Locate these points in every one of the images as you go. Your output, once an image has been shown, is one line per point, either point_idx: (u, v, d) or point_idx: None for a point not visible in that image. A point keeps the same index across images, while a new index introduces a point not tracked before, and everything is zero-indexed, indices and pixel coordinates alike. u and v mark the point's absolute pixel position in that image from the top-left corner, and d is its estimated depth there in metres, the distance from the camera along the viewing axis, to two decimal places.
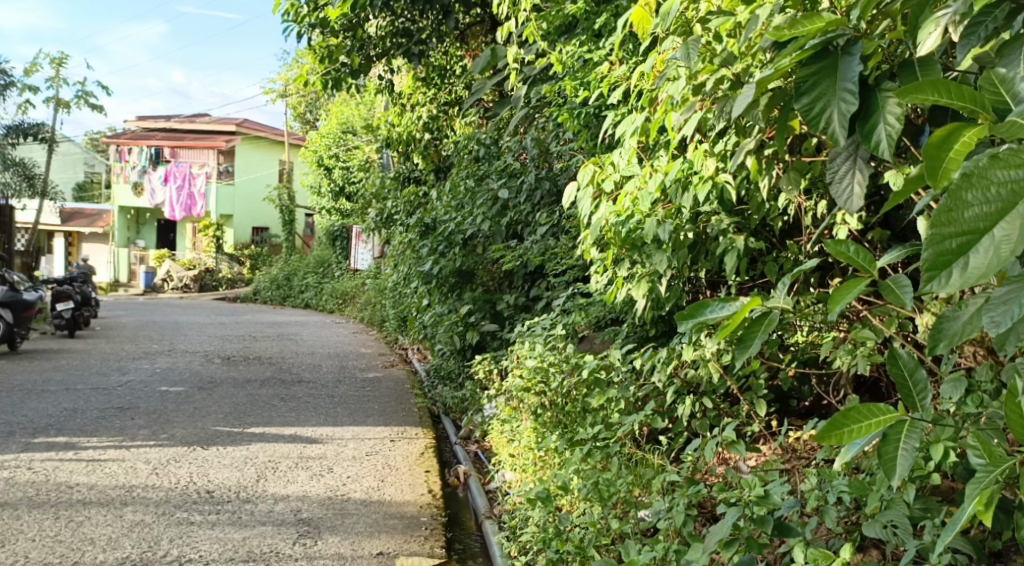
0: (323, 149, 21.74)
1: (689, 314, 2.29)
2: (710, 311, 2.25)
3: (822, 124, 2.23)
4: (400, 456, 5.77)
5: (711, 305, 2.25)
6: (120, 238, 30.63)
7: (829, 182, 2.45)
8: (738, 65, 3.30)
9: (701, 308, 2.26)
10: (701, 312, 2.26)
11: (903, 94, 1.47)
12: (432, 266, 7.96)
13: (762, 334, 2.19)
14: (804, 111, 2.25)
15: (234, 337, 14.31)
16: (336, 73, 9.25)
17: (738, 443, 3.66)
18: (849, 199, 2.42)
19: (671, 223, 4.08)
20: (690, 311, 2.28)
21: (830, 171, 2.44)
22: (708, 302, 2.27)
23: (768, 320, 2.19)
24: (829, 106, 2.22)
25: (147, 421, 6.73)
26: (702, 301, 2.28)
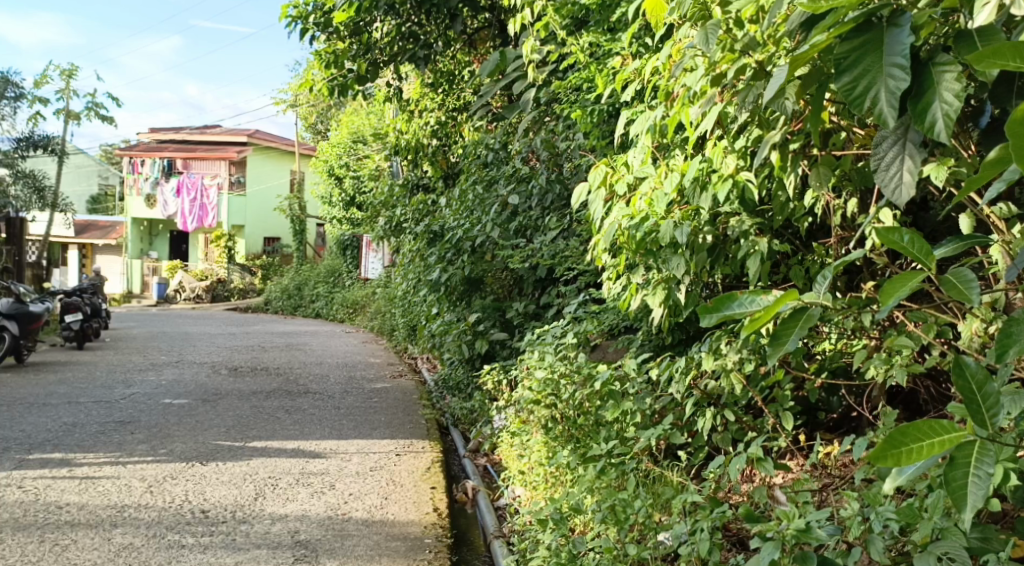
0: (334, 158, 21.56)
1: (713, 307, 2.08)
2: (737, 304, 2.05)
3: (867, 104, 2.01)
4: (406, 472, 5.52)
5: (739, 298, 2.05)
6: (131, 250, 30.54)
7: (875, 170, 2.22)
8: (761, 52, 3.06)
9: (727, 301, 2.06)
10: (728, 305, 2.06)
11: (977, 61, 1.44)
12: (441, 274, 7.73)
13: (798, 332, 1.99)
14: (845, 91, 2.04)
15: (242, 348, 14.11)
16: (342, 79, 9.00)
17: (766, 460, 3.46)
18: (898, 188, 2.19)
19: (689, 225, 3.82)
20: (715, 304, 2.07)
21: (875, 158, 2.22)
22: (734, 294, 2.07)
23: (805, 316, 2.00)
24: (874, 84, 2.00)
25: (146, 436, 6.52)
26: (727, 293, 2.08)
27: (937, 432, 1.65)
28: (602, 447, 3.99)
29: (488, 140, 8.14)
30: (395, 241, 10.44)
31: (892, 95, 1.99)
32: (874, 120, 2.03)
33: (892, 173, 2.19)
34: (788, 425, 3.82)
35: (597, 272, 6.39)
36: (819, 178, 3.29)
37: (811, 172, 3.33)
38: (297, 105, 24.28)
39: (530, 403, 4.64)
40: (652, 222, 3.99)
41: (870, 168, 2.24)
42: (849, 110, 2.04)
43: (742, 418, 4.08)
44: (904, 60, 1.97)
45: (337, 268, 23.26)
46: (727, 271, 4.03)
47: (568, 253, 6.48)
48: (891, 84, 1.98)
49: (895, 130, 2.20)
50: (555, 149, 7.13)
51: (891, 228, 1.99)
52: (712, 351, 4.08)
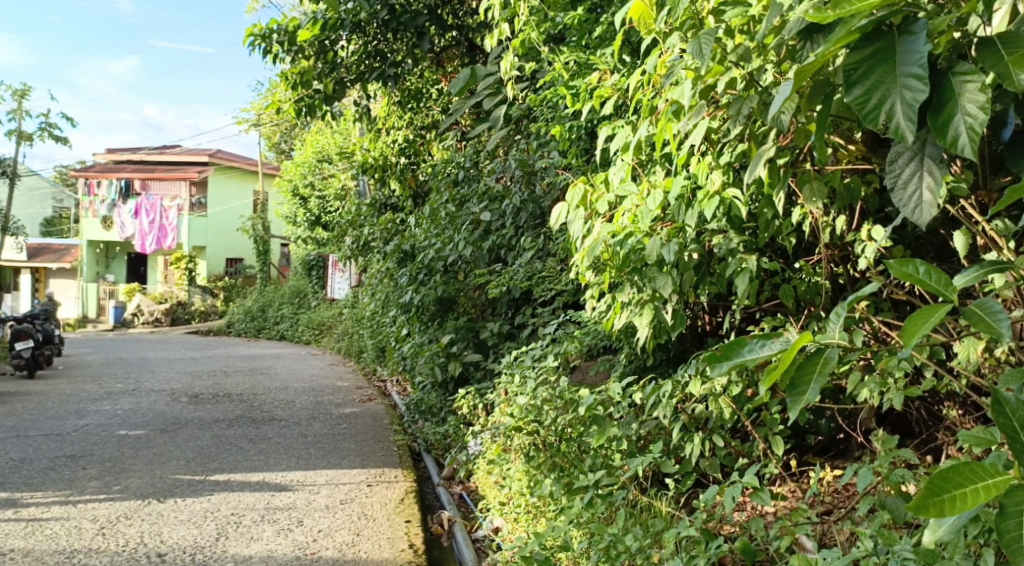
0: (299, 178, 21.19)
1: (722, 354, 1.91)
2: (748, 351, 1.89)
3: (882, 119, 1.81)
4: (378, 504, 5.26)
5: (750, 343, 1.89)
6: (88, 273, 29.79)
7: (891, 189, 2.08)
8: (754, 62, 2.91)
9: (737, 347, 1.90)
10: (738, 352, 1.89)
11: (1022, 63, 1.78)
12: (412, 295, 7.49)
13: (818, 376, 1.80)
14: (857, 106, 1.83)
15: (204, 374, 13.70)
16: (310, 99, 8.62)
17: (763, 490, 3.16)
18: (917, 208, 2.03)
19: (676, 242, 3.66)
20: (724, 351, 1.90)
21: (891, 176, 2.08)
22: (744, 339, 1.91)
23: (823, 359, 1.81)
24: (889, 96, 1.80)
25: (100, 471, 6.19)
26: (737, 339, 1.91)
27: (981, 478, 1.60)
28: (589, 477, 3.79)
29: (459, 159, 7.95)
30: (363, 261, 10.17)
31: (910, 107, 1.79)
32: (891, 135, 1.83)
33: (910, 192, 2.05)
34: (777, 450, 3.65)
35: (574, 291, 6.21)
36: (813, 196, 3.11)
37: (804, 187, 3.15)
38: (260, 125, 23.97)
39: (510, 430, 4.43)
40: (636, 240, 3.82)
41: (886, 187, 2.10)
42: (863, 126, 1.83)
43: (731, 441, 3.90)
44: (921, 69, 1.77)
45: (303, 290, 22.83)
46: (715, 291, 3.86)
47: (546, 274, 6.32)
48: (907, 96, 1.78)
49: (910, 146, 2.06)
50: (528, 166, 6.98)
51: (906, 260, 1.81)
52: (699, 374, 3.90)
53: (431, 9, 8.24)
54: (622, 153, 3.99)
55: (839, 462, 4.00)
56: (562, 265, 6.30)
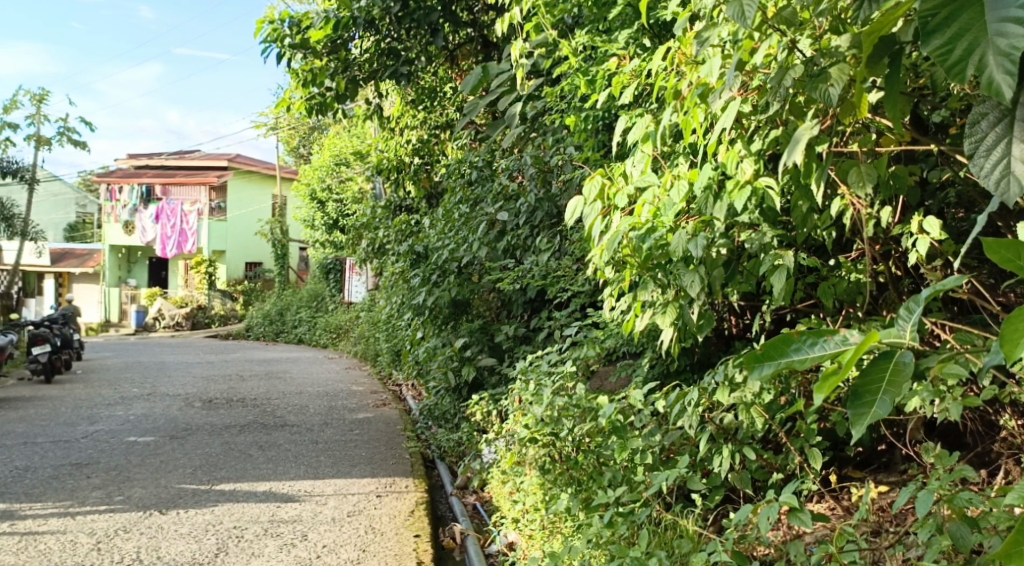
0: (317, 182, 21.05)
1: (765, 354, 1.64)
2: (796, 350, 1.63)
3: (970, 73, 1.56)
4: (387, 516, 5.01)
5: (799, 343, 1.62)
6: (109, 278, 29.84)
7: (972, 157, 1.82)
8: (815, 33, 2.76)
9: (783, 347, 1.63)
10: (785, 353, 1.63)
11: None
12: (425, 297, 7.24)
13: (890, 387, 1.53)
14: (938, 57, 1.58)
15: (219, 378, 13.56)
16: (321, 97, 8.42)
17: (802, 510, 2.86)
18: (1005, 180, 1.77)
19: (704, 237, 3.39)
20: (768, 351, 1.63)
21: (974, 141, 1.81)
22: (791, 337, 1.64)
23: (897, 364, 1.54)
24: (978, 45, 1.56)
25: (103, 480, 5.99)
26: (783, 335, 1.64)
27: None
28: (609, 494, 3.53)
29: (472, 158, 7.73)
30: (378, 263, 9.96)
31: (1005, 57, 1.54)
32: (982, 91, 1.57)
33: (995, 157, 1.79)
34: (815, 465, 3.41)
35: (593, 292, 5.96)
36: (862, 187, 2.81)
37: (849, 173, 2.86)
38: (277, 128, 23.89)
39: (525, 441, 4.16)
40: (659, 235, 3.56)
41: (966, 155, 1.84)
42: (945, 81, 1.58)
43: (763, 454, 3.63)
44: (1021, 12, 1.52)
45: (320, 293, 22.68)
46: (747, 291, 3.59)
47: (562, 274, 6.09)
48: (1002, 44, 1.54)
49: (995, 105, 1.79)
50: (543, 163, 6.76)
51: (1006, 242, 1.50)
52: (730, 381, 3.63)
53: (445, 5, 7.96)
54: (643, 143, 3.78)
55: (881, 476, 3.71)
56: (578, 264, 6.06)
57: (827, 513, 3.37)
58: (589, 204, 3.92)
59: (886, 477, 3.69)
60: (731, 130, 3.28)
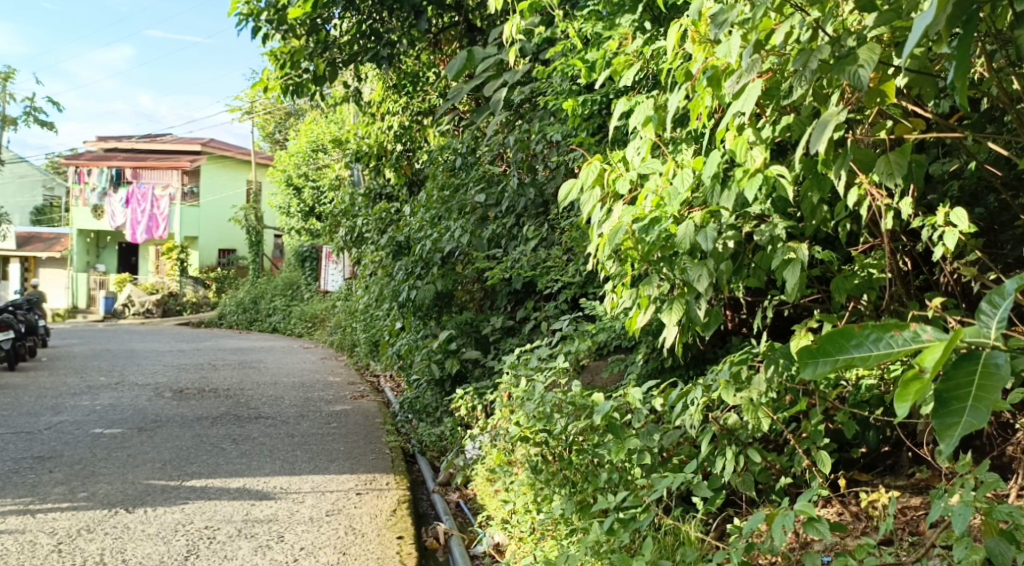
0: (293, 168, 20.67)
1: (821, 349, 1.60)
2: (857, 346, 1.57)
3: None
4: (368, 516, 4.80)
5: (860, 338, 1.56)
6: (78, 263, 29.19)
7: None
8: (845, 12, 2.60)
9: (842, 342, 1.58)
10: (844, 349, 1.57)
11: None
12: (407, 287, 6.99)
13: (979, 391, 1.42)
14: None
15: (191, 367, 13.22)
16: (297, 78, 8.23)
17: (819, 520, 2.68)
18: None
19: (713, 229, 3.19)
20: (824, 346, 1.59)
21: None
22: (852, 331, 1.57)
23: (985, 369, 1.43)
24: None
25: (67, 475, 5.70)
26: (844, 329, 1.58)
27: None
28: (609, 498, 3.33)
29: (456, 145, 7.51)
30: (356, 253, 9.69)
31: None
32: None
33: None
34: (825, 469, 3.25)
35: (583, 284, 5.75)
36: (891, 180, 2.57)
37: (874, 163, 2.63)
38: (252, 112, 23.41)
39: (516, 441, 3.95)
40: (662, 227, 3.34)
41: None
42: None
43: (768, 456, 3.44)
44: None
45: (295, 281, 22.31)
46: (755, 285, 3.39)
47: (551, 265, 5.94)
48: None
49: None
50: (531, 151, 6.54)
51: None
52: (735, 380, 3.44)
53: None
54: (644, 129, 3.62)
55: (889, 480, 3.55)
56: (568, 254, 5.88)
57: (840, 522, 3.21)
58: (587, 190, 3.72)
59: (894, 481, 3.52)
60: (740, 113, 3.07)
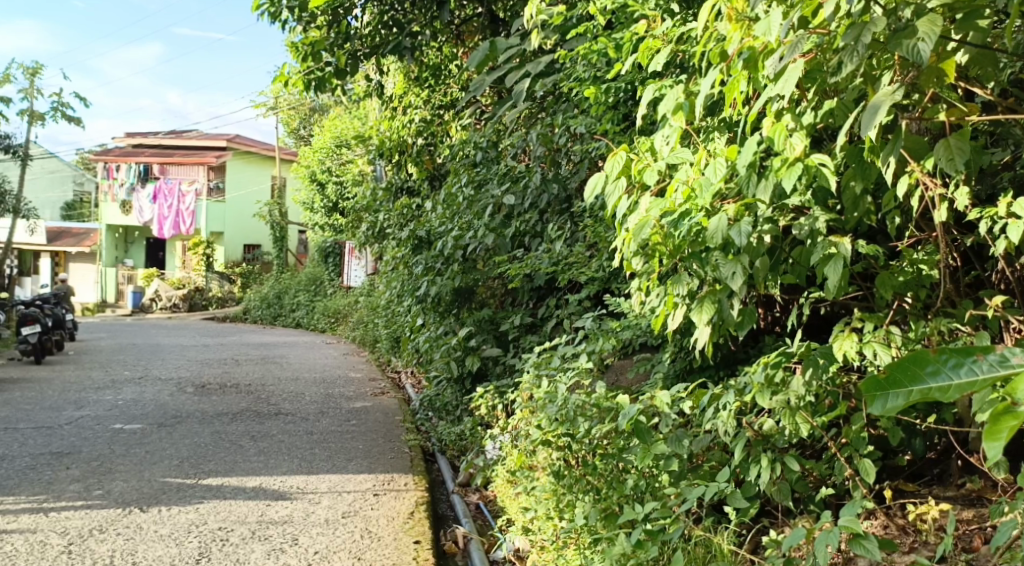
0: (317, 163, 20.66)
1: (892, 380, 1.37)
2: (934, 375, 1.34)
3: None
4: (385, 518, 4.67)
5: (937, 364, 1.34)
6: (106, 258, 29.38)
7: None
8: None
9: (916, 370, 1.35)
10: (919, 378, 1.35)
11: None
12: (427, 284, 6.84)
13: None
14: None
15: (214, 362, 13.19)
16: (320, 72, 8.04)
17: (865, 538, 2.57)
18: None
19: (749, 223, 3.02)
20: (895, 375, 1.36)
21: None
22: (927, 357, 1.36)
23: None
24: None
25: (83, 472, 5.62)
26: (916, 356, 1.37)
27: None
28: (637, 508, 3.17)
29: (476, 139, 7.38)
30: (378, 248, 9.58)
31: None
32: None
33: None
34: (869, 479, 3.10)
35: (608, 281, 5.58)
36: (951, 166, 2.38)
37: (933, 147, 2.45)
38: (277, 107, 23.40)
39: (537, 444, 3.78)
40: (693, 220, 3.17)
41: None
42: None
43: (805, 463, 3.27)
44: None
45: (318, 276, 22.24)
46: (793, 282, 3.22)
47: (574, 262, 5.78)
48: None
49: None
50: (553, 144, 6.39)
51: None
52: (770, 383, 3.27)
53: None
54: (673, 118, 3.51)
55: (937, 490, 3.40)
56: (591, 251, 5.72)
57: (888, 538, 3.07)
58: (613, 182, 3.57)
59: (942, 492, 3.38)
60: (780, 98, 3.02)
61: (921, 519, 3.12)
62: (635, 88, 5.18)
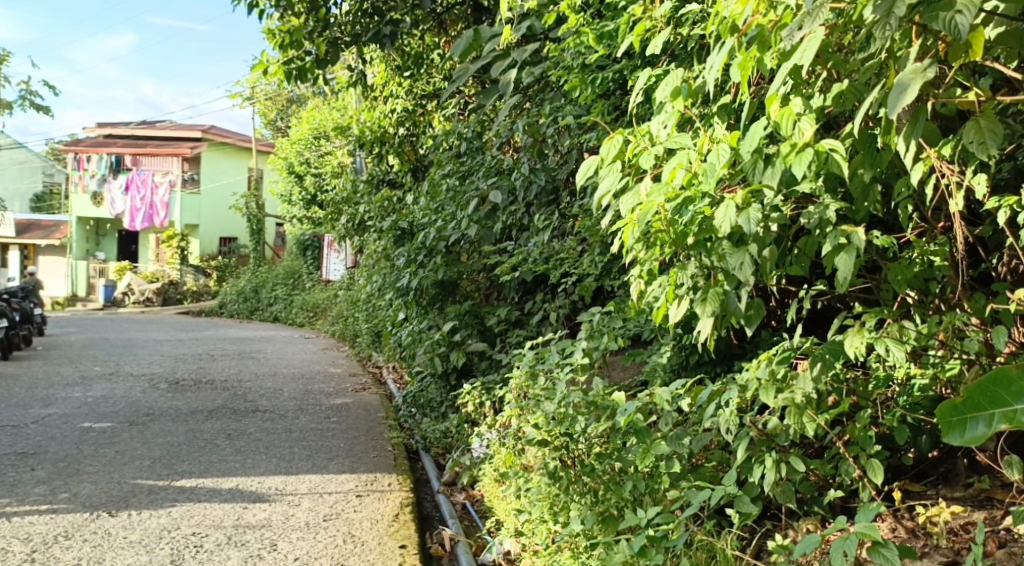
0: (295, 155, 20.32)
1: (972, 402, 1.64)
2: (1017, 396, 1.61)
3: None
4: (369, 520, 4.47)
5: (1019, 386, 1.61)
6: (78, 251, 28.84)
7: None
8: None
9: (997, 393, 1.63)
10: (1002, 401, 1.62)
11: None
12: (409, 277, 6.63)
13: None
14: None
15: (189, 357, 12.89)
16: (299, 61, 7.65)
17: (884, 545, 2.39)
18: None
19: (757, 209, 2.90)
20: (975, 400, 1.64)
21: None
22: (1006, 380, 1.63)
23: None
24: None
25: (50, 473, 5.38)
26: (995, 379, 1.63)
27: None
28: (637, 514, 3.00)
29: (460, 129, 7.18)
30: (359, 241, 9.34)
31: None
32: None
33: None
34: (877, 479, 2.91)
35: (599, 275, 5.40)
36: (982, 150, 2.20)
37: (961, 128, 2.26)
38: (253, 98, 23.01)
39: (533, 445, 3.59)
40: (698, 208, 3.04)
41: None
42: None
43: (811, 464, 3.08)
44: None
45: (297, 270, 21.92)
46: (798, 274, 3.07)
47: (564, 257, 5.62)
48: None
49: None
50: (540, 135, 6.20)
51: None
52: (774, 379, 3.07)
53: None
54: (672, 102, 3.34)
55: (945, 491, 3.17)
56: (582, 245, 5.61)
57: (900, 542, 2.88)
58: (607, 166, 3.41)
59: (950, 493, 3.15)
60: (787, 82, 2.87)
61: (932, 522, 2.92)
62: (627, 76, 5.01)
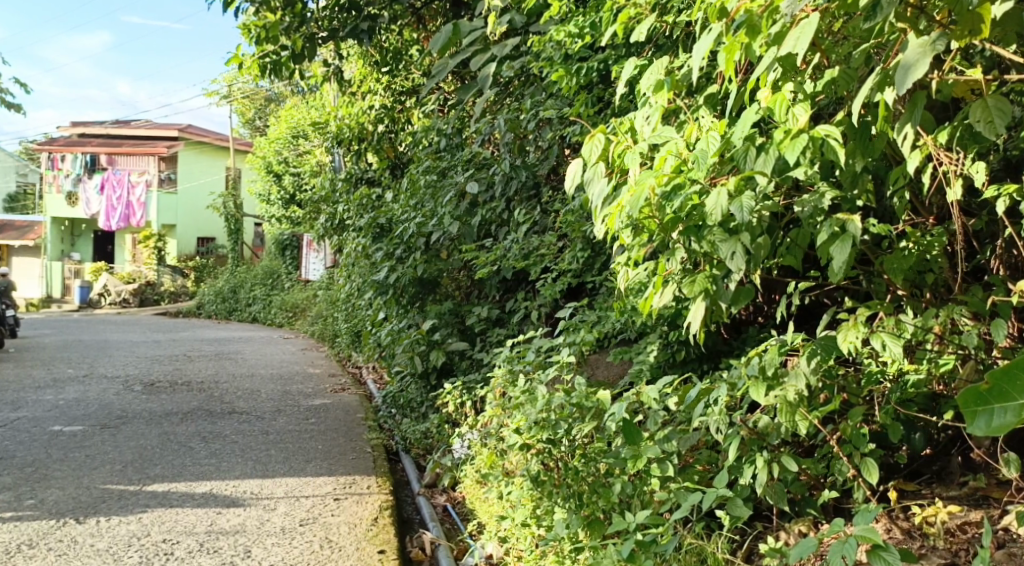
0: (273, 154, 20.07)
1: (996, 393, 1.40)
2: None
3: None
4: (347, 525, 4.34)
5: None
6: (52, 252, 28.41)
7: None
8: None
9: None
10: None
11: None
12: (387, 274, 6.50)
13: None
14: None
15: (165, 358, 12.67)
16: (275, 56, 7.63)
17: (884, 548, 2.30)
18: None
19: (751, 197, 2.77)
20: (1000, 389, 1.40)
21: None
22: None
23: None
24: None
25: (16, 479, 5.20)
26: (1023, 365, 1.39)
27: None
28: (626, 518, 2.89)
29: (439, 125, 7.05)
30: (338, 240, 9.18)
31: None
32: None
33: None
34: (872, 478, 2.81)
35: (581, 272, 5.30)
36: (989, 130, 2.12)
37: (967, 109, 2.18)
38: (230, 97, 22.72)
39: (517, 450, 3.50)
40: (687, 197, 2.95)
41: None
42: None
43: (802, 463, 2.98)
44: None
45: (275, 270, 21.66)
46: (790, 265, 2.97)
47: (543, 253, 5.58)
48: None
49: None
50: (521, 130, 6.08)
51: None
52: (764, 376, 2.93)
53: None
54: (658, 93, 3.27)
55: (939, 490, 3.06)
56: (563, 242, 5.53)
57: (897, 543, 2.79)
58: (591, 166, 3.27)
59: (945, 492, 3.04)
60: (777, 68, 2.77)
61: (928, 522, 2.83)
62: (609, 68, 4.91)
